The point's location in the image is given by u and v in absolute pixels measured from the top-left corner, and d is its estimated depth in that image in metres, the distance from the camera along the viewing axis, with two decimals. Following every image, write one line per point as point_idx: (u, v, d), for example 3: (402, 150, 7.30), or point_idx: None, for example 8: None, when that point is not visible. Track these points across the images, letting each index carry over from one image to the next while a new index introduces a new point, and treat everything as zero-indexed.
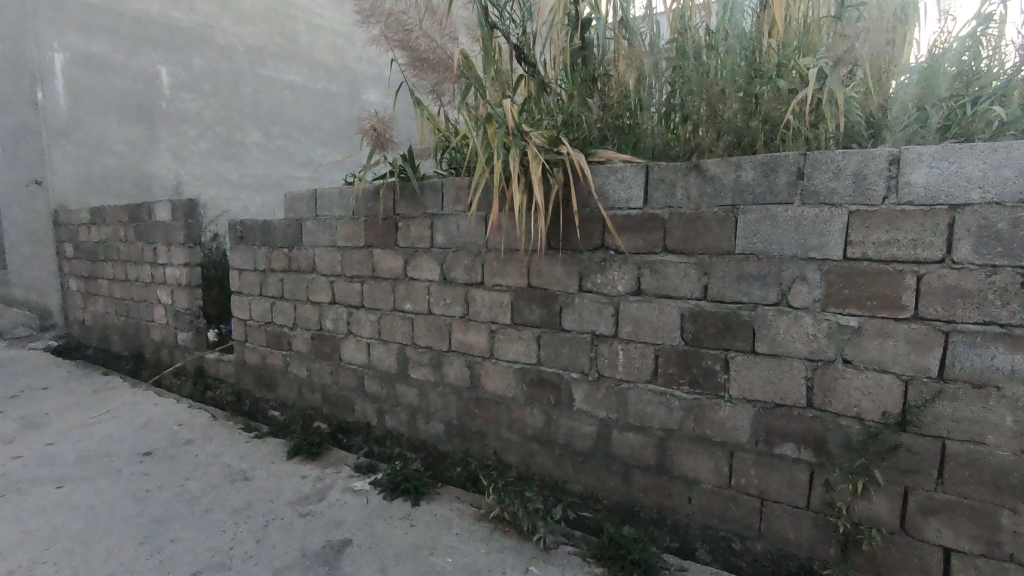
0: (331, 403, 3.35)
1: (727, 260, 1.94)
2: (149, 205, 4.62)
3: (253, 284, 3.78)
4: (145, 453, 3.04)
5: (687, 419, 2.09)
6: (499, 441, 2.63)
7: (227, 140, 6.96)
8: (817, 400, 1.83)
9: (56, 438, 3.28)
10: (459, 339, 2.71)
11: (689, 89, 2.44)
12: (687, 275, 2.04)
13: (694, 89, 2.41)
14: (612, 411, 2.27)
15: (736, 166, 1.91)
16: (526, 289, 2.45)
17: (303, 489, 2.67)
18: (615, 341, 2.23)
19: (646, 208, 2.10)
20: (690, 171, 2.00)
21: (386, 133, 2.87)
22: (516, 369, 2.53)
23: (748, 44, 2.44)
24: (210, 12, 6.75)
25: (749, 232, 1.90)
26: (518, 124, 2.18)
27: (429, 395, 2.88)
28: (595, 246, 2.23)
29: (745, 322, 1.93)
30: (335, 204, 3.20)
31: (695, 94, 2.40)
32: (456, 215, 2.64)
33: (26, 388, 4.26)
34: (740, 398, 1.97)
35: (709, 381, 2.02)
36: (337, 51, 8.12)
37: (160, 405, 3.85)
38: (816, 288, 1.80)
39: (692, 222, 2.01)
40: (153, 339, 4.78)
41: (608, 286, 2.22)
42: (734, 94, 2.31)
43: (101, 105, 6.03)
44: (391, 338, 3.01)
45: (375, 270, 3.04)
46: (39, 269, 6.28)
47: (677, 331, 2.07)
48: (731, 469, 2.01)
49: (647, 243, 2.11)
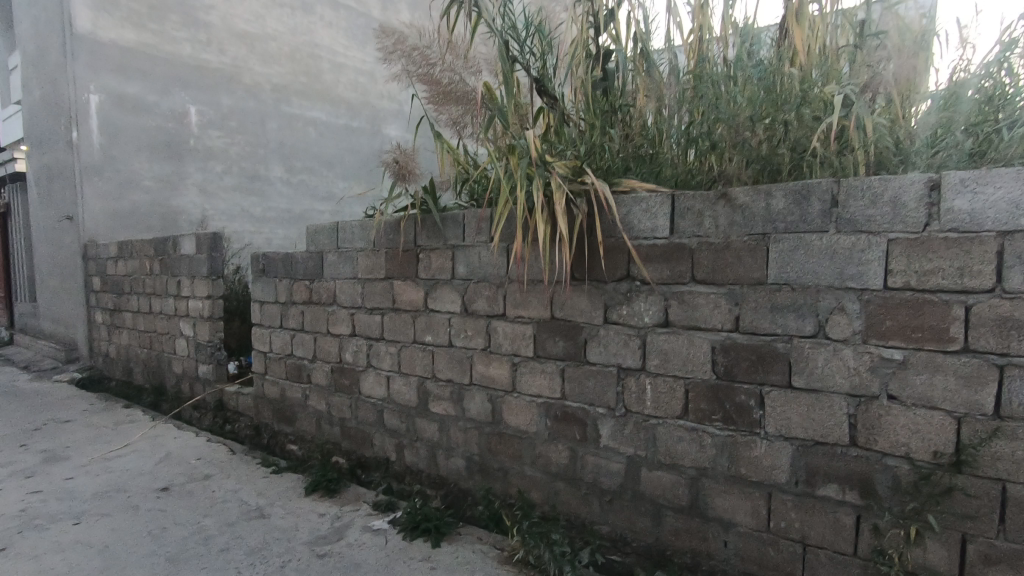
0: (350, 437, 3.30)
1: (759, 290, 1.88)
2: (175, 239, 4.70)
3: (274, 316, 3.79)
4: (163, 489, 3.00)
5: (720, 457, 1.99)
6: (522, 479, 2.55)
7: (252, 175, 7.16)
8: (861, 438, 1.73)
9: (75, 473, 3.26)
10: (481, 372, 2.66)
11: (711, 118, 2.40)
12: (717, 306, 1.97)
13: (717, 117, 2.37)
14: (640, 448, 2.18)
15: (766, 194, 1.86)
16: (549, 321, 2.40)
17: (320, 528, 2.60)
18: (643, 375, 2.15)
19: (673, 238, 2.06)
20: (718, 200, 1.96)
21: (408, 166, 2.88)
22: (539, 403, 2.46)
23: (768, 71, 2.42)
24: (239, 53, 7.03)
25: (782, 262, 1.83)
26: (541, 154, 2.16)
27: (449, 429, 2.82)
28: (620, 277, 2.18)
29: (780, 355, 1.85)
30: (356, 236, 3.21)
31: (718, 123, 2.36)
32: (477, 246, 2.62)
33: (50, 421, 4.29)
34: (777, 436, 1.87)
35: (743, 416, 1.93)
36: (359, 88, 8.34)
37: (179, 439, 3.83)
38: (855, 319, 1.72)
39: (721, 251, 1.95)
40: (175, 371, 4.81)
41: (634, 318, 2.16)
42: (757, 122, 2.28)
43: (132, 143, 6.23)
44: (411, 371, 2.96)
45: (395, 301, 3.02)
46: (66, 303, 6.37)
47: (708, 364, 2.00)
48: (770, 511, 1.90)
49: (674, 273, 2.06)
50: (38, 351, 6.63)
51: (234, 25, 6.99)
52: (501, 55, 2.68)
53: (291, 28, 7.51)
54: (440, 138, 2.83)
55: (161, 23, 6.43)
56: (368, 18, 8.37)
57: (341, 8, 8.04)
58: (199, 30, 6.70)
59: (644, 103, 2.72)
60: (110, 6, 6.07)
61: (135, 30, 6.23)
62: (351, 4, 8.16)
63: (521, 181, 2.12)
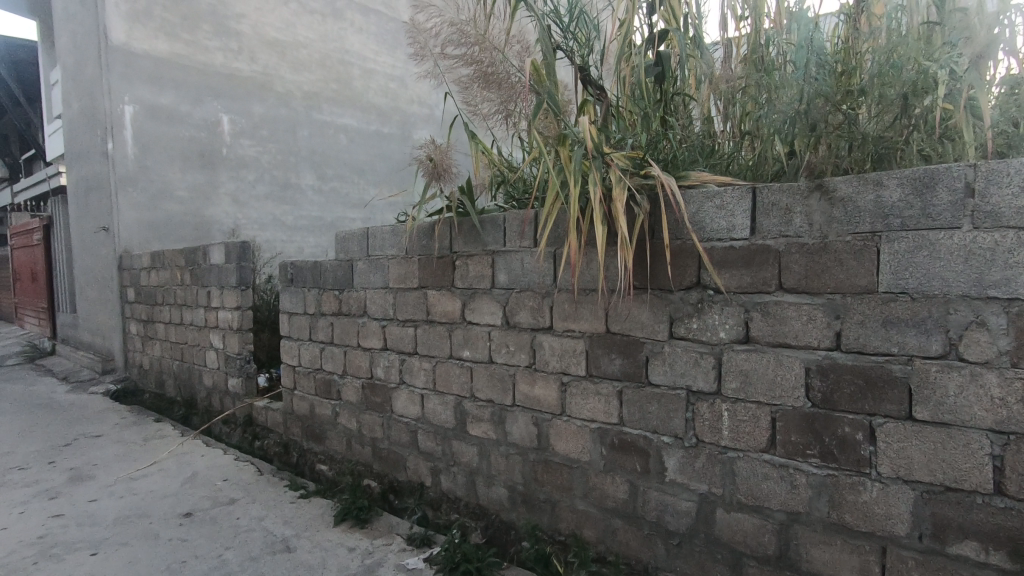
0: (382, 459, 3.07)
1: (867, 300, 1.55)
2: (204, 249, 4.59)
3: (303, 327, 3.60)
4: (186, 515, 2.82)
5: (818, 501, 1.66)
6: (573, 513, 2.26)
7: (284, 183, 7.09)
8: (1010, 486, 1.38)
9: (99, 494, 3.12)
10: (525, 392, 2.38)
11: (806, 96, 1.92)
12: (812, 320, 1.65)
13: (815, 93, 1.90)
14: (715, 485, 1.87)
15: (876, 184, 1.54)
16: (604, 335, 2.11)
17: (349, 565, 2.36)
18: (718, 399, 1.84)
19: (754, 238, 1.75)
20: (812, 192, 1.64)
21: (442, 167, 2.62)
22: (593, 429, 2.17)
23: (873, 32, 1.99)
24: (270, 61, 6.99)
25: (896, 265, 1.51)
26: (597, 145, 1.87)
27: (490, 455, 2.55)
28: (690, 285, 1.87)
29: (897, 379, 1.51)
30: (387, 243, 2.98)
31: (818, 100, 1.89)
32: (520, 251, 2.35)
33: (81, 436, 4.20)
34: (893, 478, 1.53)
35: (847, 452, 1.60)
36: (390, 93, 8.21)
37: (207, 457, 3.67)
38: (1001, 336, 1.38)
39: (817, 254, 1.63)
40: (205, 385, 4.69)
41: (707, 333, 1.86)
42: (857, 99, 1.90)
43: (166, 153, 6.21)
44: (447, 389, 2.71)
45: (429, 313, 2.77)
46: (103, 313, 6.38)
47: (800, 389, 1.68)
48: (884, 570, 1.56)
49: (757, 280, 1.74)
50: (77, 362, 6.66)
51: (265, 33, 6.96)
52: (544, 40, 2.38)
53: (322, 35, 7.44)
54: (475, 138, 2.60)
55: (194, 33, 6.41)
56: (398, 23, 8.24)
57: (372, 14, 7.93)
58: (231, 39, 6.67)
59: (706, 95, 2.41)
60: (143, 17, 6.08)
61: (168, 41, 6.23)
62: (382, 8, 8.04)
63: (575, 177, 1.83)
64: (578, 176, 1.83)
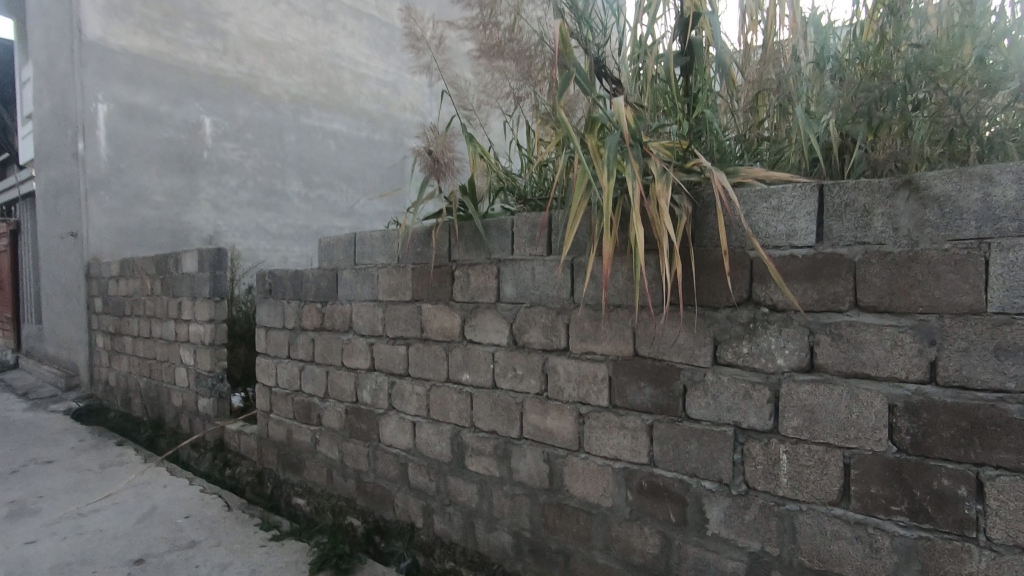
0: (368, 494, 2.72)
1: (972, 323, 1.26)
2: (177, 256, 4.22)
3: (281, 344, 3.24)
4: (136, 562, 2.44)
5: (906, 569, 1.35)
6: (591, 567, 1.92)
7: (268, 190, 6.75)
8: None
9: (39, 534, 2.72)
10: (535, 423, 2.06)
11: (901, 70, 1.60)
12: (898, 346, 1.35)
13: (915, 65, 1.58)
14: (770, 543, 1.55)
15: (984, 180, 1.25)
16: (632, 359, 1.80)
17: None
18: (775, 439, 1.53)
19: (822, 246, 1.45)
20: (898, 190, 1.35)
21: (440, 165, 2.32)
22: (616, 470, 1.85)
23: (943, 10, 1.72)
24: (257, 62, 6.68)
25: (1013, 280, 1.22)
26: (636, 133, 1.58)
27: (491, 494, 2.21)
28: (740, 300, 1.58)
29: (1013, 422, 1.21)
30: (377, 250, 2.66)
31: (918, 74, 1.58)
32: (531, 259, 2.04)
33: (31, 462, 3.78)
34: (1010, 546, 1.23)
35: (947, 511, 1.30)
36: (381, 99, 7.92)
37: (170, 487, 3.28)
38: None
39: (904, 266, 1.34)
40: (174, 404, 4.29)
41: (761, 359, 1.55)
42: (964, 75, 1.53)
43: (142, 155, 5.85)
44: (443, 418, 2.37)
45: (424, 330, 2.44)
46: (69, 325, 5.95)
47: (881, 430, 1.37)
48: None
49: (826, 296, 1.45)
50: (40, 376, 6.19)
51: (252, 33, 6.65)
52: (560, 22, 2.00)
53: (312, 37, 7.15)
54: (473, 140, 2.31)
55: (175, 30, 6.09)
56: (392, 28, 7.98)
57: (365, 17, 7.67)
58: (215, 38, 6.36)
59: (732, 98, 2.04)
60: (122, 12, 5.75)
61: (148, 38, 5.90)
62: (375, 12, 7.78)
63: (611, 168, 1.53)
64: (611, 167, 1.51)
